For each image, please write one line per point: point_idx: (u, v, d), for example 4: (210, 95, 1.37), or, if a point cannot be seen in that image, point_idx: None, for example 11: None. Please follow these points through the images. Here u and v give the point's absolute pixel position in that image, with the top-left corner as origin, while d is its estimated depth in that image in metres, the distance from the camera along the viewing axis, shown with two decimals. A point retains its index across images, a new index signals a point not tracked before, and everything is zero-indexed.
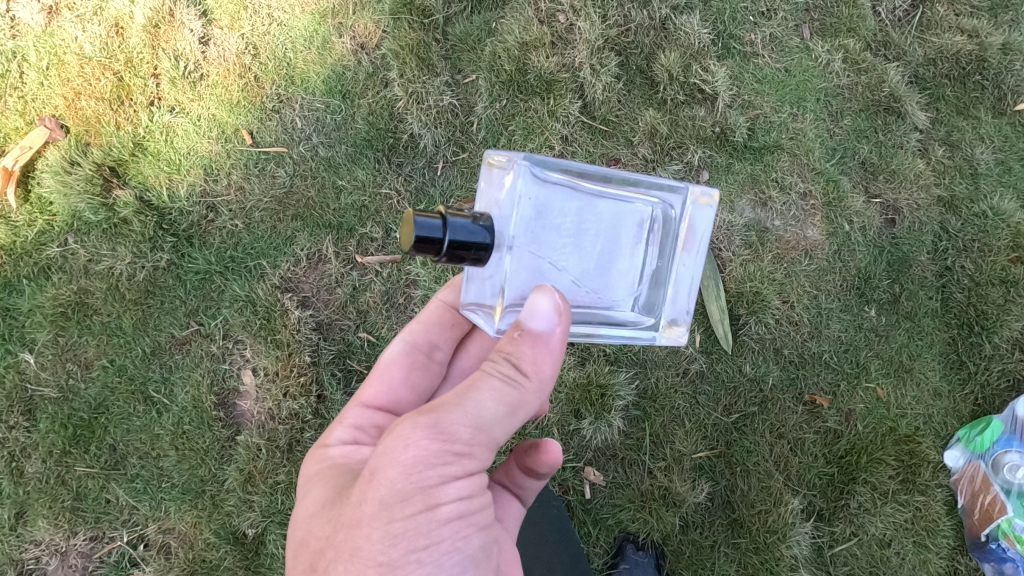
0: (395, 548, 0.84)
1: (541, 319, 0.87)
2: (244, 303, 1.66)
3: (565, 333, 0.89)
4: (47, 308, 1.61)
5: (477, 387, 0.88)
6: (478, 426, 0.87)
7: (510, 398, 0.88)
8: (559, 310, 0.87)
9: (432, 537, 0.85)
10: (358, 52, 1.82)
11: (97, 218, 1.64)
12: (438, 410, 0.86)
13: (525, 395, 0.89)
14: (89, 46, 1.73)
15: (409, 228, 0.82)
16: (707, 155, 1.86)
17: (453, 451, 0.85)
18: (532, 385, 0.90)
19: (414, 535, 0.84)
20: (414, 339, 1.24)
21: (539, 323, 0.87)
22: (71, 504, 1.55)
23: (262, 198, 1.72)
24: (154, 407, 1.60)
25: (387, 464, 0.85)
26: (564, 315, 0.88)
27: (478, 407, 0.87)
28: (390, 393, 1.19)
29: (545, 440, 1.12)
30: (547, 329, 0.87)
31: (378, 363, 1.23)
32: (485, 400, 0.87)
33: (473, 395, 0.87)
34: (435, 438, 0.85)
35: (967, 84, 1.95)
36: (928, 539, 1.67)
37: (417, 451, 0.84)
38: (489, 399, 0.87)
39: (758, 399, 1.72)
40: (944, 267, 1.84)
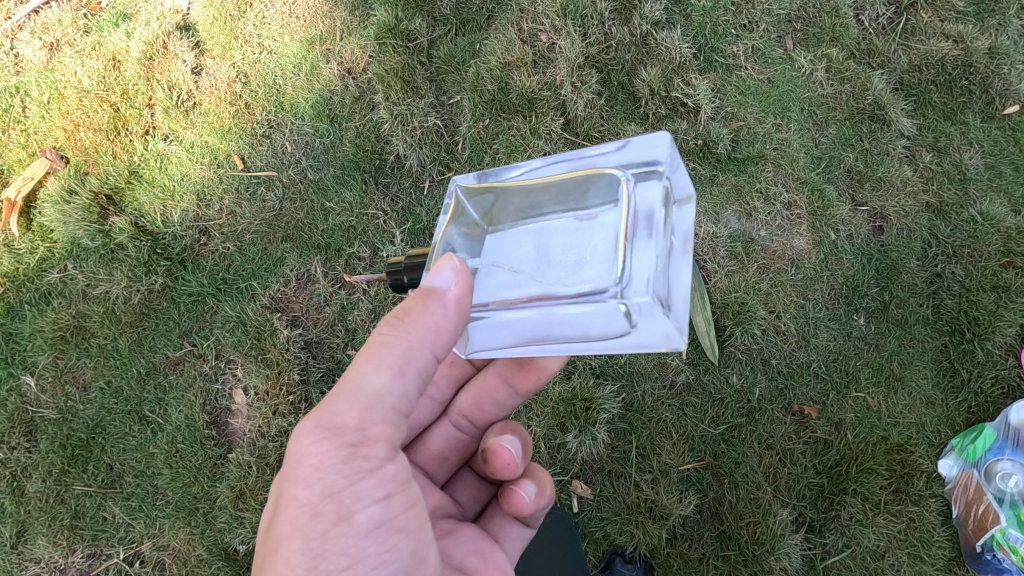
0: (317, 570, 0.82)
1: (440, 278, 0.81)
2: (235, 323, 1.71)
3: (463, 289, 0.81)
4: (47, 333, 1.67)
5: (356, 367, 0.85)
6: (364, 405, 0.84)
7: (390, 364, 0.84)
8: (456, 268, 0.81)
9: (350, 547, 0.84)
10: (345, 77, 1.87)
11: (94, 244, 1.70)
12: (325, 407, 0.86)
13: (410, 358, 0.84)
14: (87, 79, 1.81)
15: None
16: (690, 167, 1.87)
17: (348, 444, 0.84)
18: (419, 345, 0.84)
19: (331, 549, 0.83)
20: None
21: (435, 283, 0.80)
22: (69, 522, 1.60)
23: (252, 221, 1.77)
24: (149, 426, 1.65)
25: (291, 483, 0.85)
26: (466, 275, 0.81)
27: (363, 393, 0.84)
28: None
29: (522, 497, 1.19)
30: (445, 291, 0.80)
31: None
32: (368, 378, 0.84)
33: (355, 376, 0.85)
34: (326, 435, 0.84)
35: (954, 89, 1.94)
36: (923, 551, 1.64)
37: (312, 454, 0.84)
38: (369, 373, 0.84)
39: (745, 410, 1.72)
40: (934, 273, 1.82)
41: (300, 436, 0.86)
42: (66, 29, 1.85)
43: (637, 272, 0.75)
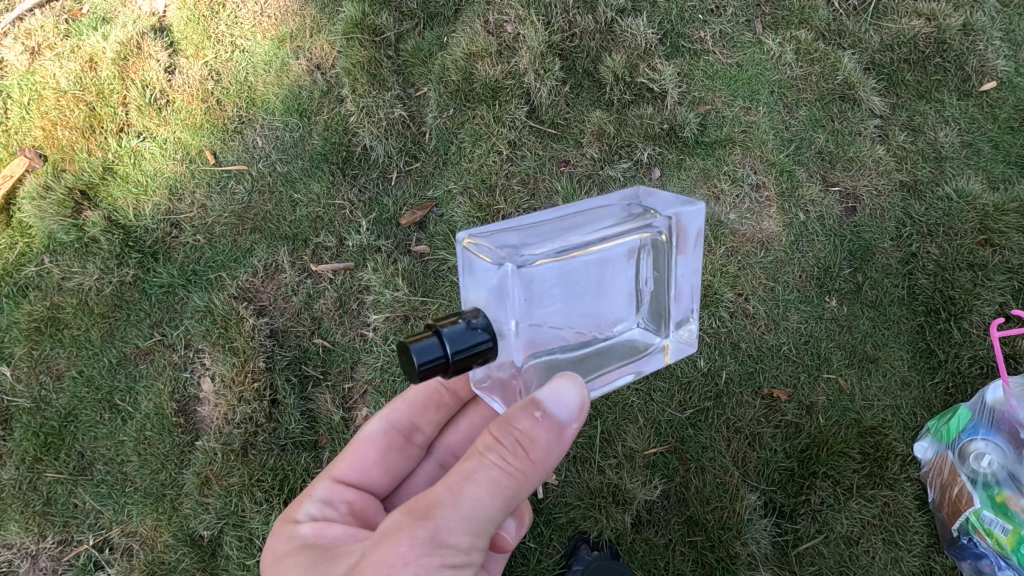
0: None
1: (562, 404, 0.87)
2: (203, 313, 1.74)
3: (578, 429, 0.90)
4: (23, 324, 1.73)
5: (472, 481, 0.86)
6: (474, 529, 0.86)
7: (506, 492, 0.87)
8: (580, 405, 0.88)
9: None
10: (314, 72, 1.89)
11: (69, 238, 1.76)
12: (433, 517, 0.85)
13: (520, 490, 0.88)
14: (65, 80, 1.88)
15: (408, 356, 0.80)
16: (657, 152, 1.84)
17: (453, 560, 0.85)
18: (533, 476, 0.88)
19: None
20: (395, 420, 1.28)
21: (557, 410, 0.87)
22: (42, 508, 1.65)
23: (222, 214, 1.80)
24: (119, 414, 1.70)
25: None
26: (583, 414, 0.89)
27: (472, 506, 0.86)
28: (363, 471, 1.25)
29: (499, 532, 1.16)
30: (565, 420, 0.87)
31: (356, 438, 1.28)
32: (484, 501, 0.86)
33: (470, 490, 0.86)
34: (435, 548, 0.84)
35: (928, 67, 1.90)
36: (898, 536, 1.59)
37: (418, 562, 0.83)
38: (485, 495, 0.86)
39: (713, 393, 1.70)
40: (909, 253, 1.77)
41: (403, 536, 0.85)
42: (47, 33, 1.92)
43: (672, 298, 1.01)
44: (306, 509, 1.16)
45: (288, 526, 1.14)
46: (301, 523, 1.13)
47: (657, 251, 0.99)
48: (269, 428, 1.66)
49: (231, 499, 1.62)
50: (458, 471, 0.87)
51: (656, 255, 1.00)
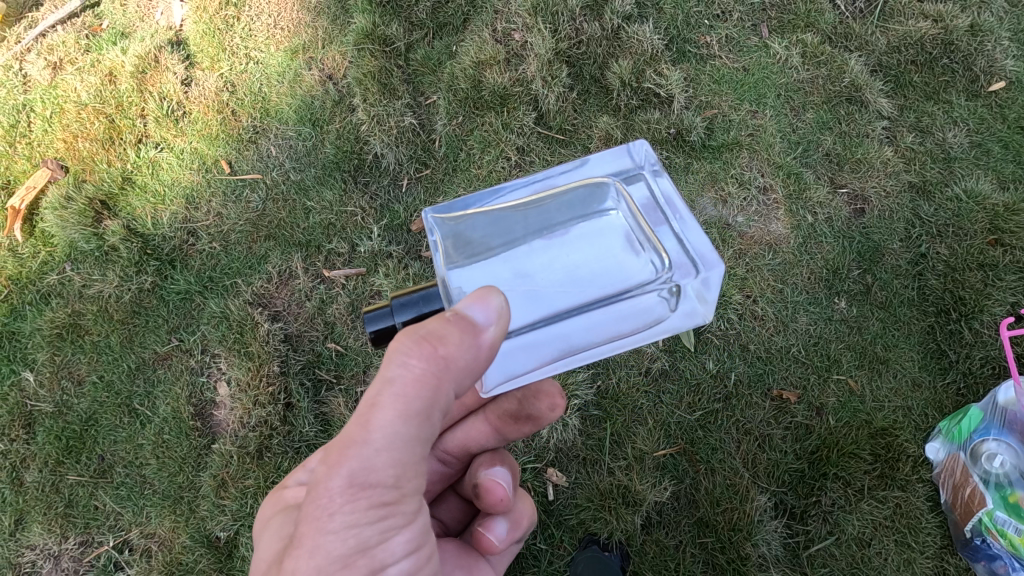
0: None
1: (479, 314, 0.75)
2: (219, 319, 1.78)
3: (502, 332, 0.77)
4: (45, 330, 1.78)
5: (379, 409, 0.76)
6: (396, 458, 0.77)
7: (417, 410, 0.77)
8: (499, 313, 0.76)
9: None
10: (326, 82, 1.93)
11: (89, 246, 1.81)
12: (348, 456, 0.76)
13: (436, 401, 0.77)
14: (85, 94, 1.94)
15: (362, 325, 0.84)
16: (665, 156, 1.85)
17: (382, 499, 0.78)
18: (447, 382, 0.77)
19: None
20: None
21: (471, 315, 0.75)
22: (63, 510, 1.69)
23: (237, 221, 1.84)
24: (138, 418, 1.74)
25: (312, 529, 0.77)
26: (503, 319, 0.76)
27: (384, 432, 0.76)
28: None
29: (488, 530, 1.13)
30: (479, 323, 0.75)
31: None
32: (395, 425, 0.76)
33: (380, 419, 0.76)
34: (357, 492, 0.76)
35: (936, 68, 1.90)
36: (910, 538, 1.59)
37: (342, 511, 0.76)
38: (395, 415, 0.76)
39: (722, 395, 1.71)
40: (918, 254, 1.77)
41: (321, 487, 0.77)
42: (68, 49, 1.99)
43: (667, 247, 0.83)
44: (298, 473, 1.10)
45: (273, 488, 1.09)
46: (280, 488, 1.07)
47: (650, 207, 0.87)
48: (284, 431, 1.68)
49: (247, 501, 1.65)
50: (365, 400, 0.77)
51: (649, 209, 0.86)
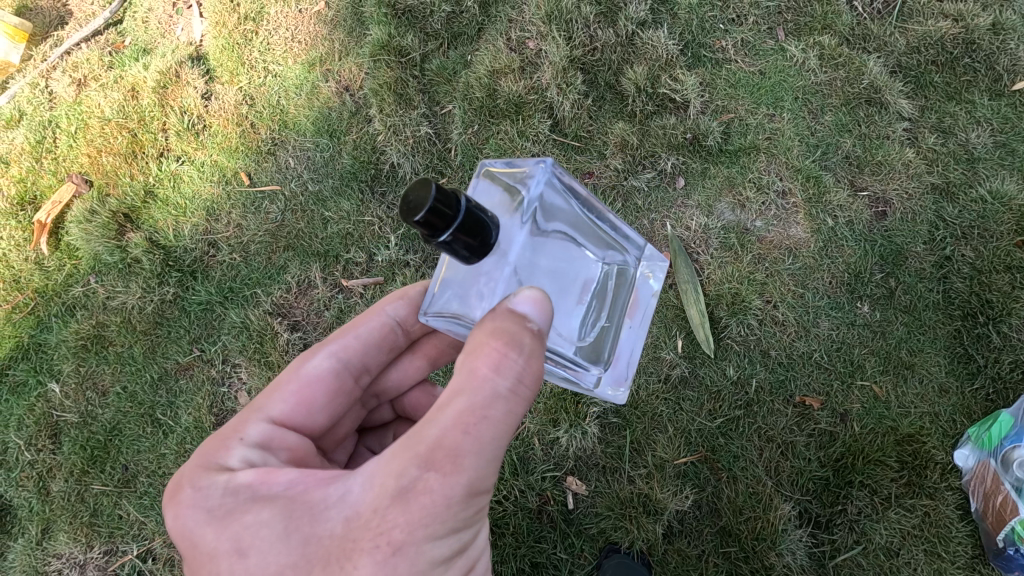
0: None
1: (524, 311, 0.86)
2: (240, 329, 1.80)
3: None
4: (71, 342, 1.82)
5: (491, 423, 0.83)
6: (495, 467, 0.86)
7: (516, 424, 0.86)
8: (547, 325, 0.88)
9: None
10: (343, 94, 1.95)
11: (113, 259, 1.85)
12: (462, 467, 0.81)
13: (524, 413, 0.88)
14: (109, 109, 1.98)
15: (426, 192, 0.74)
16: (680, 161, 1.85)
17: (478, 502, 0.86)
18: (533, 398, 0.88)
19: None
20: (348, 360, 1.15)
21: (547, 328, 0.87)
22: (89, 519, 1.72)
23: (256, 232, 1.86)
24: (160, 428, 1.76)
25: (418, 534, 0.80)
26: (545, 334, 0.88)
27: (494, 444, 0.83)
28: (305, 413, 1.10)
29: None
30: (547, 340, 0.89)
31: (296, 373, 1.11)
32: (502, 438, 0.84)
33: (491, 432, 0.83)
34: (467, 498, 0.82)
35: (957, 68, 1.85)
36: (940, 547, 1.55)
37: (451, 516, 0.82)
38: (502, 428, 0.84)
39: (743, 402, 1.68)
40: (943, 257, 1.73)
41: (429, 494, 0.80)
42: (92, 65, 2.03)
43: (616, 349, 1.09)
44: (238, 454, 0.99)
45: (212, 473, 0.96)
46: (233, 473, 0.95)
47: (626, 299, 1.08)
48: None
49: None
50: (471, 409, 0.82)
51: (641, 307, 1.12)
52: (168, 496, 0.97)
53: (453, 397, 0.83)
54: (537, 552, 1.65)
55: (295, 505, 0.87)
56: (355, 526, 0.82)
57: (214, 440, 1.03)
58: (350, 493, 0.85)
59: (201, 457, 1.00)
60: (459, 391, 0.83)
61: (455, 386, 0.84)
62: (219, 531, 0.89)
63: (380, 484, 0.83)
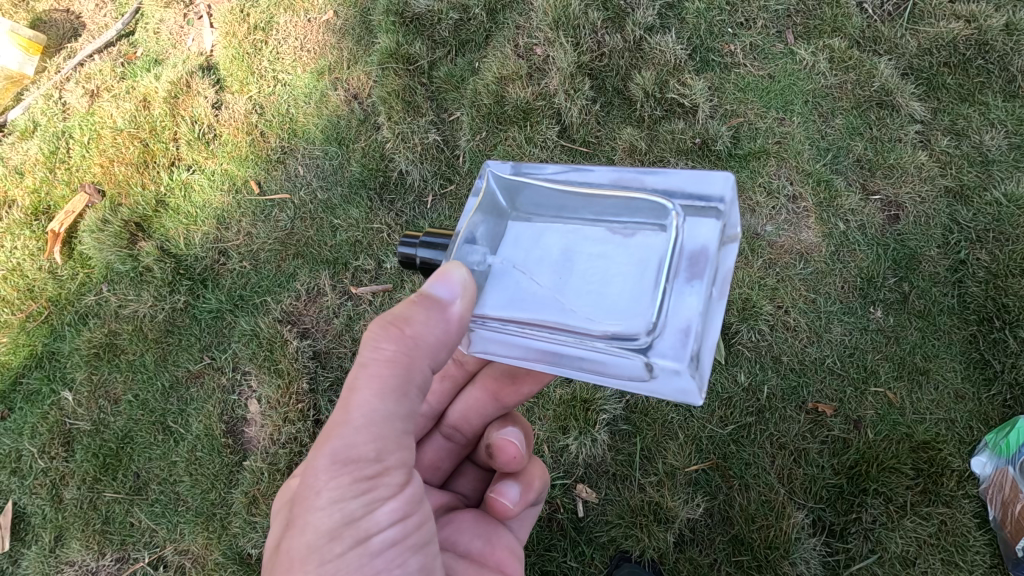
0: None
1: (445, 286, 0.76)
2: (250, 336, 1.81)
3: (468, 309, 0.77)
4: (83, 350, 1.84)
5: (356, 391, 0.79)
6: (377, 433, 0.79)
7: (392, 386, 0.79)
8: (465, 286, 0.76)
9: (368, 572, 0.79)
10: (351, 101, 1.96)
11: (125, 267, 1.86)
12: (330, 437, 0.79)
13: (409, 376, 0.80)
14: (121, 119, 2.00)
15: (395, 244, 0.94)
16: (690, 166, 1.83)
17: (365, 472, 0.79)
18: (417, 356, 0.80)
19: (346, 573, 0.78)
20: None
21: (441, 291, 0.76)
22: (101, 527, 1.74)
23: (266, 240, 1.87)
24: (172, 435, 1.77)
25: (305, 507, 0.80)
26: (468, 294, 0.77)
27: (360, 410, 0.78)
28: None
29: (501, 493, 1.15)
30: (449, 300, 0.77)
31: None
32: (372, 402, 0.79)
33: (358, 399, 0.79)
34: (339, 466, 0.78)
35: (970, 70, 1.83)
36: (958, 557, 1.52)
37: (327, 485, 0.78)
38: (369, 394, 0.79)
39: (755, 408, 1.67)
40: (958, 260, 1.71)
41: (310, 468, 0.80)
42: (105, 76, 2.06)
43: (672, 320, 0.71)
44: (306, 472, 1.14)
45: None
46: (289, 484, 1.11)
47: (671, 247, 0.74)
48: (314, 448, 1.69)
49: None
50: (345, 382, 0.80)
51: (699, 256, 0.73)
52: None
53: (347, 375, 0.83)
54: (547, 560, 1.64)
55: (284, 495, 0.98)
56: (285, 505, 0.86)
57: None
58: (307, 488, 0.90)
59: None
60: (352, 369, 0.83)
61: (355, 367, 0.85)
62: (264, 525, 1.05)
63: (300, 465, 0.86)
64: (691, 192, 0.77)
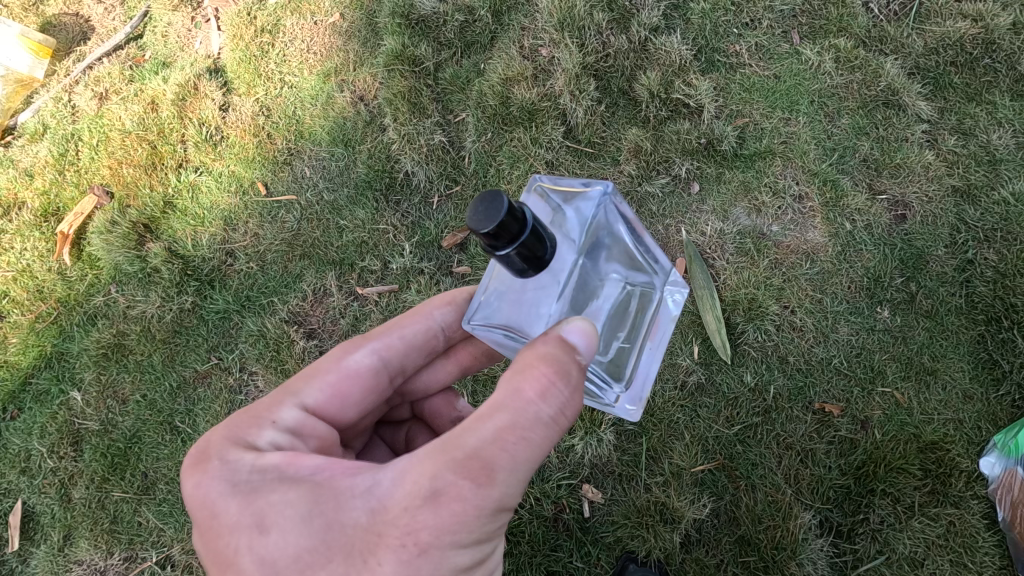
0: None
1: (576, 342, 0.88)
2: (257, 336, 1.82)
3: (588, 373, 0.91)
4: (92, 350, 1.85)
5: (530, 443, 0.84)
6: (523, 488, 0.87)
7: (548, 448, 0.88)
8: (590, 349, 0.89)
9: None
10: (358, 103, 1.97)
11: (133, 268, 1.88)
12: (496, 480, 0.82)
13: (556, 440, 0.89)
14: (129, 121, 2.02)
15: (487, 206, 0.76)
16: (695, 166, 1.83)
17: (501, 520, 0.87)
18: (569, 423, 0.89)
19: None
20: (388, 359, 1.15)
21: (588, 354, 0.88)
22: (109, 526, 1.74)
23: (273, 241, 1.88)
24: (179, 435, 1.78)
25: (442, 540, 0.81)
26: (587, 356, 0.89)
27: (526, 464, 0.85)
28: (338, 406, 1.11)
29: None
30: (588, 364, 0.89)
31: (334, 363, 1.11)
32: (535, 459, 0.86)
33: (529, 452, 0.84)
34: (493, 512, 0.84)
35: (977, 69, 1.82)
36: (967, 558, 1.51)
37: (477, 526, 0.83)
38: (535, 450, 0.85)
39: (761, 409, 1.67)
40: (965, 260, 1.70)
41: (462, 503, 0.81)
42: (114, 79, 2.08)
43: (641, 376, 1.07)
44: (267, 437, 1.00)
45: (241, 450, 0.96)
46: (260, 455, 0.95)
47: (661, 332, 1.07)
48: None
49: None
50: (512, 427, 0.83)
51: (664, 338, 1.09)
52: (190, 462, 0.98)
53: (495, 410, 0.84)
54: (553, 560, 1.64)
55: (321, 490, 0.87)
56: (379, 519, 0.82)
57: (242, 413, 1.04)
58: (376, 486, 0.85)
59: (231, 432, 1.00)
60: (500, 405, 0.84)
61: (495, 399, 0.85)
62: (242, 507, 0.89)
63: (412, 484, 0.82)
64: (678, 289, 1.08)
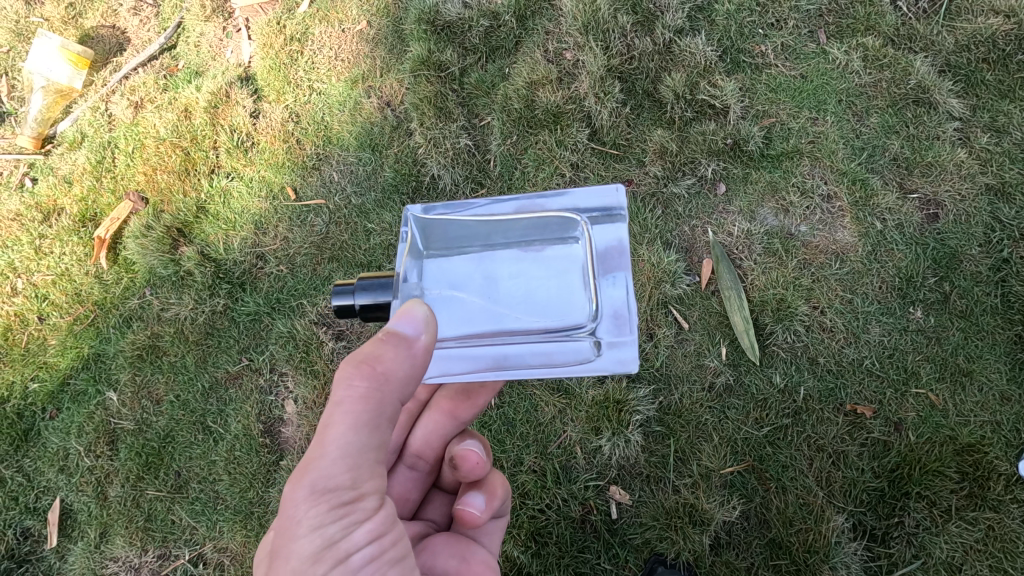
0: None
1: (411, 322, 0.83)
2: (287, 338, 1.85)
3: (431, 338, 0.83)
4: (127, 352, 1.90)
5: (331, 427, 0.85)
6: (353, 463, 0.85)
7: (365, 421, 0.85)
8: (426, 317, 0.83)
9: None
10: (384, 109, 2.00)
11: (167, 271, 1.92)
12: (309, 470, 0.84)
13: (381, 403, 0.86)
14: (164, 129, 2.07)
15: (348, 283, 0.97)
16: (721, 167, 1.83)
17: (341, 500, 0.84)
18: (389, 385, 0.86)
19: None
20: None
21: (405, 328, 0.83)
22: (143, 524, 1.79)
23: (302, 245, 1.92)
24: (211, 435, 1.82)
25: (289, 536, 0.84)
26: (432, 324, 0.84)
27: (339, 443, 0.84)
28: None
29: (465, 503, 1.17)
30: (413, 335, 0.83)
31: None
32: (349, 435, 0.85)
33: (334, 434, 0.84)
34: (318, 496, 0.83)
35: (1010, 65, 1.79)
36: (1007, 563, 1.47)
37: (311, 510, 0.83)
38: (345, 430, 0.84)
39: (791, 410, 1.65)
40: (1000, 259, 1.67)
41: (290, 502, 0.84)
42: (148, 88, 2.14)
43: (604, 308, 0.88)
44: None
45: None
46: None
47: (609, 253, 0.90)
48: None
49: None
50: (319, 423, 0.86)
51: (610, 255, 0.90)
52: None
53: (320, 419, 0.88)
54: (581, 562, 1.63)
55: None
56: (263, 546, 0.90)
57: None
58: None
59: None
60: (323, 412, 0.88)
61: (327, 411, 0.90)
62: None
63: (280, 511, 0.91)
64: (594, 205, 0.93)
